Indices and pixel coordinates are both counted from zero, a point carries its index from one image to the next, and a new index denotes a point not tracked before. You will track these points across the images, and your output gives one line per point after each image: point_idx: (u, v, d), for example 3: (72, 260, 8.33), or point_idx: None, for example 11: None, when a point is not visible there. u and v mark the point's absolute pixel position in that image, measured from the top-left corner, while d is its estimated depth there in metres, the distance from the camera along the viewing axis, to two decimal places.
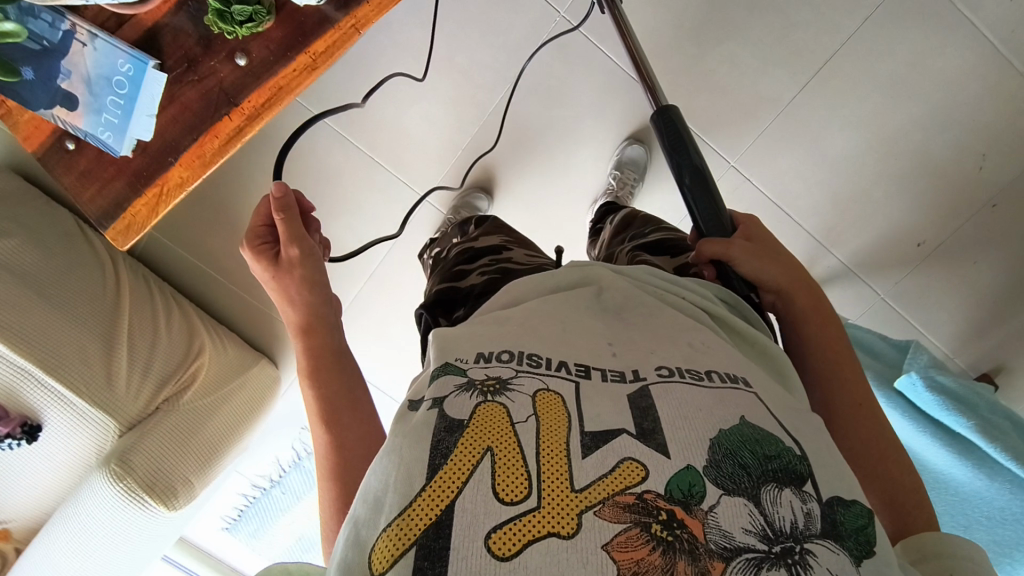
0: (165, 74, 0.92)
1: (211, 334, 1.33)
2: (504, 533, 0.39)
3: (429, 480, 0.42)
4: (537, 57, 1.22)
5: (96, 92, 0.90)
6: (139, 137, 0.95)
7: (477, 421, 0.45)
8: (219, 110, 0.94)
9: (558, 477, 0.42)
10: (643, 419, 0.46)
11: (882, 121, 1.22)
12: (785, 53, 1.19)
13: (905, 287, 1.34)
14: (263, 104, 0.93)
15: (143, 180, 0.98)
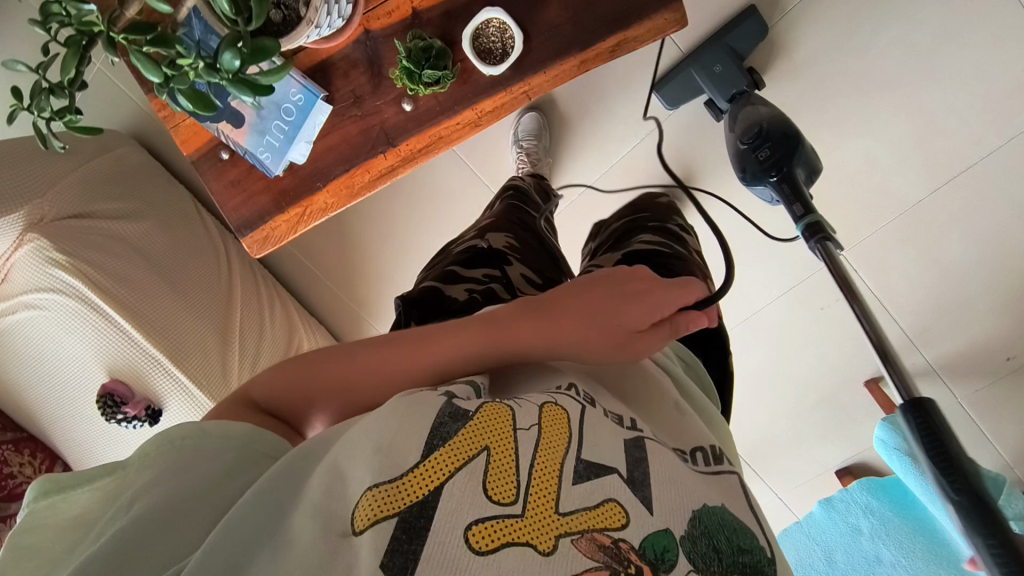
0: (331, 106, 0.94)
1: (305, 331, 1.39)
2: (486, 527, 0.41)
3: (424, 458, 0.44)
4: (672, 119, 1.21)
5: (264, 115, 0.93)
6: (292, 159, 0.98)
7: (482, 413, 0.47)
8: (375, 148, 0.95)
9: (546, 496, 0.44)
10: (635, 466, 0.49)
11: (1006, 240, 1.21)
12: (927, 156, 1.17)
13: (986, 396, 1.34)
14: (422, 149, 0.95)
15: (288, 199, 1.00)
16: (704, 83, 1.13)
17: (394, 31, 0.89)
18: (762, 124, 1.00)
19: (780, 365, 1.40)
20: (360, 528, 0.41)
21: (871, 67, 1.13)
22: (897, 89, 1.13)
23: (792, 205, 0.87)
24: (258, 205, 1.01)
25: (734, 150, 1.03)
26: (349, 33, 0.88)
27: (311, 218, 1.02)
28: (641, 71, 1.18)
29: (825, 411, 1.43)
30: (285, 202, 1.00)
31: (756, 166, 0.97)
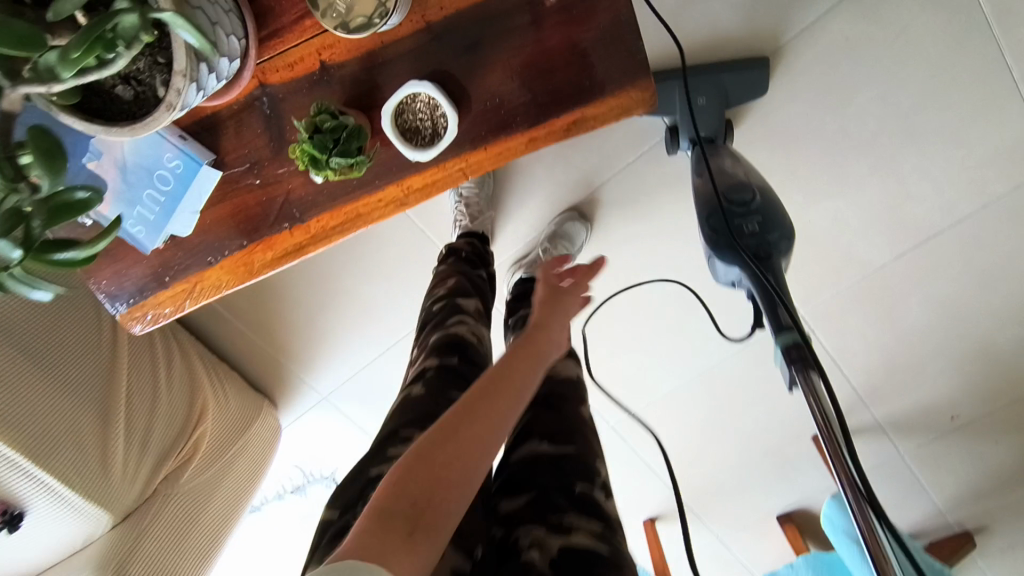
0: (220, 171, 0.77)
1: (212, 387, 1.22)
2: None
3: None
4: (632, 169, 1.07)
5: (131, 183, 0.74)
6: (174, 233, 0.79)
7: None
8: (278, 222, 0.77)
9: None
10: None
11: (961, 305, 1.17)
12: (897, 222, 1.09)
13: (927, 449, 1.35)
14: (336, 225, 0.78)
15: (172, 274, 0.81)
16: (677, 105, 0.98)
17: (300, 85, 0.73)
18: (752, 195, 0.72)
19: (734, 421, 1.34)
20: None
21: (849, 126, 1.02)
22: (874, 151, 1.04)
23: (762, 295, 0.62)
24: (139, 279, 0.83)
25: (704, 203, 0.77)
26: (242, 87, 0.71)
27: (202, 296, 0.83)
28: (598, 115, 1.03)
29: (772, 460, 1.40)
30: (170, 277, 0.81)
31: (725, 230, 0.71)
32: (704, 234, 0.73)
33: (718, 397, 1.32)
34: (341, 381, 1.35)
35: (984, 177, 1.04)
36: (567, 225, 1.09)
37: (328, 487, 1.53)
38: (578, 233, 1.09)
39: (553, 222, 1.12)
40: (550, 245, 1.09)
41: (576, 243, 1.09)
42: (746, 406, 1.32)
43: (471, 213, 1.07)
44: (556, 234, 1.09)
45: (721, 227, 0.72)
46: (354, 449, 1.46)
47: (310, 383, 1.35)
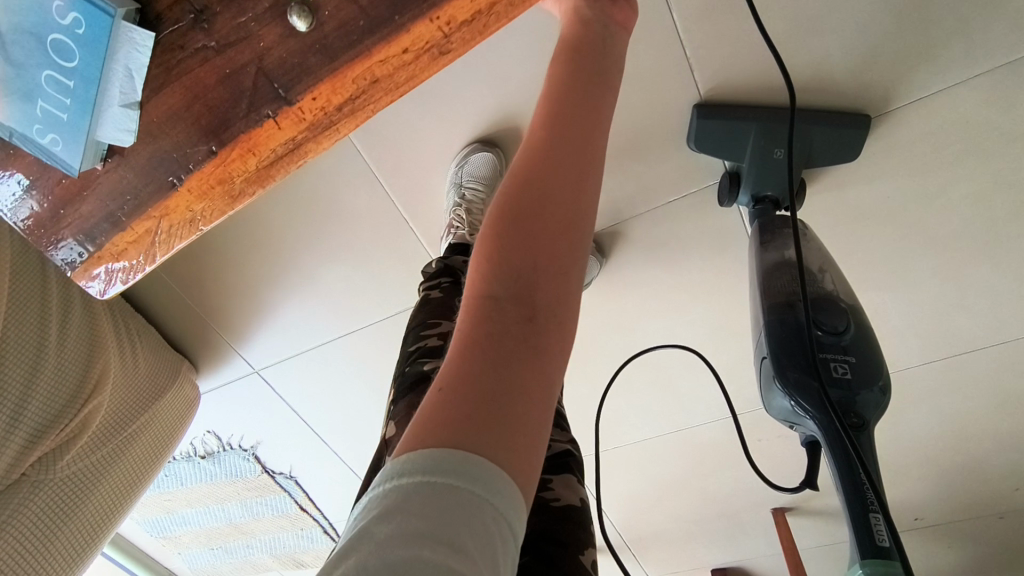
0: (153, 33, 0.46)
1: (119, 347, 1.01)
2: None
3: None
4: (669, 208, 0.89)
5: (24, 63, 0.47)
6: (110, 140, 0.48)
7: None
8: (253, 113, 0.46)
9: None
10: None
11: (966, 422, 1.08)
12: (935, 329, 0.97)
13: None
14: (342, 105, 0.47)
15: (104, 210, 0.50)
16: (745, 157, 0.80)
17: None
18: (844, 326, 0.62)
19: (698, 480, 1.24)
20: None
21: (926, 217, 0.87)
22: (942, 250, 0.89)
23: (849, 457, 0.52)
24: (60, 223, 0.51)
25: (777, 314, 0.65)
26: None
27: (173, 241, 0.53)
28: (649, 139, 0.84)
29: (724, 522, 1.32)
30: (124, 212, 0.50)
31: (804, 364, 0.60)
32: (769, 352, 0.63)
33: (689, 455, 1.21)
34: (277, 359, 1.17)
35: None
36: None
37: (242, 459, 1.35)
38: (590, 268, 0.94)
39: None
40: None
41: (585, 278, 0.94)
42: (714, 468, 1.22)
43: (472, 221, 0.89)
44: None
45: (800, 358, 0.60)
46: (279, 426, 1.29)
47: (240, 353, 1.17)
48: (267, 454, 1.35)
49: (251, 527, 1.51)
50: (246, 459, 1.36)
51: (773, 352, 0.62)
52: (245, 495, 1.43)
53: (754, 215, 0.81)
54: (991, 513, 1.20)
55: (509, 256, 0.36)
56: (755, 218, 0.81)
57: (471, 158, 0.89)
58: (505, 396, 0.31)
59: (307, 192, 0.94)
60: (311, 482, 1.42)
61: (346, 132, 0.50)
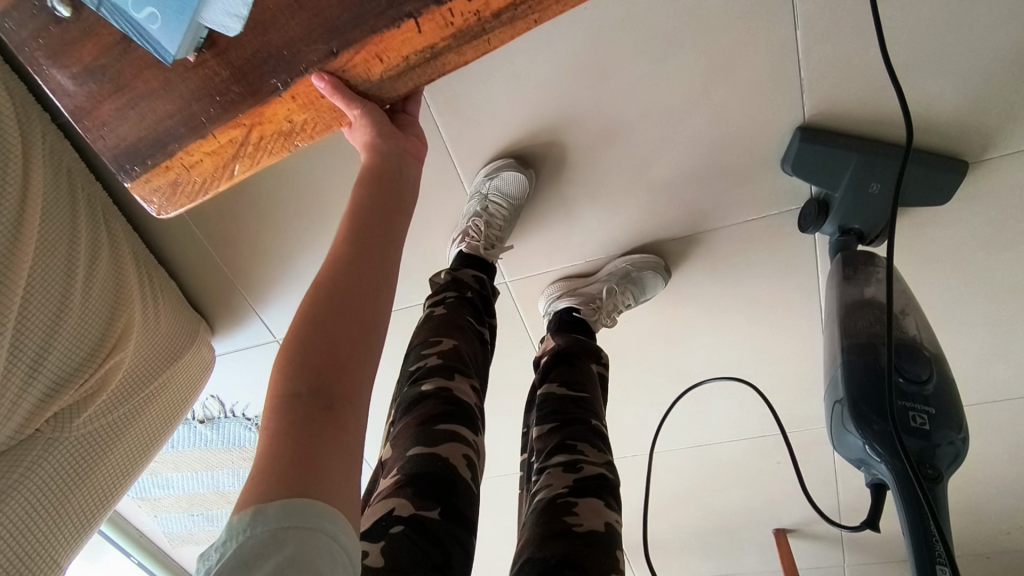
0: None
1: (143, 299, 0.93)
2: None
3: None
4: (746, 228, 0.88)
5: None
6: (219, 23, 0.48)
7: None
8: (393, 9, 0.45)
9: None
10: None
11: (978, 465, 1.12)
12: (972, 375, 0.99)
13: (868, 568, 1.34)
14: (499, 11, 0.44)
15: (195, 110, 0.50)
16: (845, 185, 0.78)
17: None
18: (927, 375, 0.61)
19: (708, 495, 1.25)
20: None
21: (990, 270, 0.88)
22: (998, 301, 0.91)
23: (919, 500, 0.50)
24: (143, 115, 0.51)
25: (855, 356, 0.64)
26: None
27: (261, 151, 0.54)
28: (744, 157, 0.81)
29: (724, 537, 1.33)
30: (210, 117, 0.50)
31: (880, 406, 0.58)
32: (849, 395, 0.61)
33: (706, 470, 1.21)
34: None
35: None
36: (642, 263, 0.90)
37: (243, 429, 1.29)
38: (653, 284, 0.92)
39: (625, 258, 0.91)
40: (621, 283, 0.89)
41: (647, 293, 0.92)
42: (727, 485, 1.23)
43: (491, 236, 0.84)
44: (630, 273, 0.90)
45: (877, 399, 0.59)
46: None
47: (264, 318, 1.11)
48: None
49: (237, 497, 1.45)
50: (246, 429, 1.29)
51: (851, 394, 0.61)
52: (239, 465, 1.35)
53: (835, 245, 0.81)
54: (977, 552, 1.26)
55: (308, 350, 0.38)
56: (834, 250, 0.82)
57: (501, 174, 0.83)
58: (323, 471, 0.34)
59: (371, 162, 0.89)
60: None
61: (495, 43, 0.47)
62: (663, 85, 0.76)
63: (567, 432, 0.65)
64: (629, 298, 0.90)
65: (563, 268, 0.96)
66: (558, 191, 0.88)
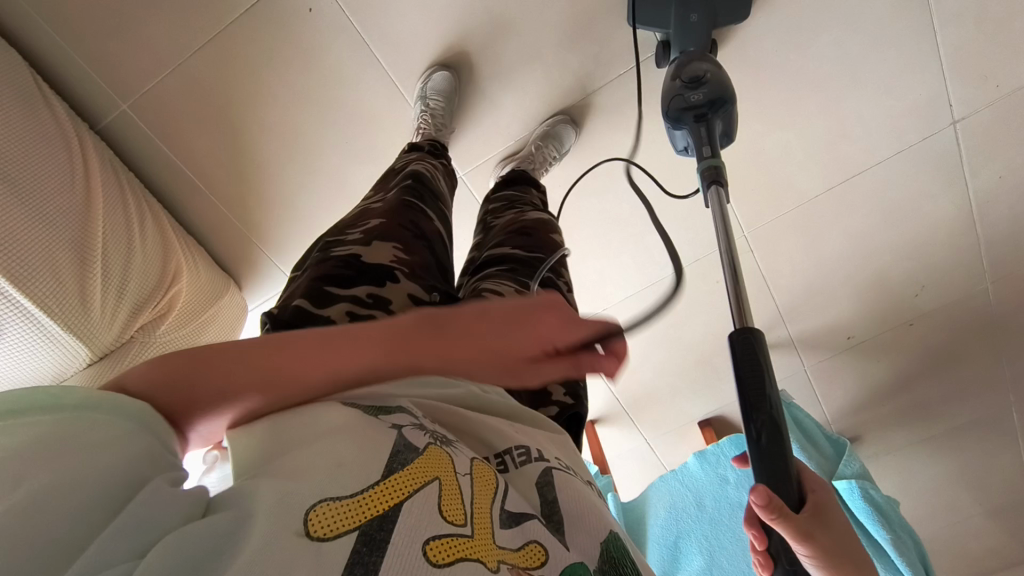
0: None
1: (184, 253, 1.19)
2: (324, 512, 0.37)
3: (382, 479, 0.40)
4: (623, 79, 1.17)
5: None
6: None
7: (431, 453, 0.44)
8: None
9: (485, 528, 0.41)
10: (549, 512, 0.49)
11: (868, 239, 1.39)
12: (829, 157, 1.28)
13: (825, 365, 1.58)
14: None
15: None
16: (671, 24, 1.07)
17: None
18: (705, 70, 0.96)
19: (675, 330, 1.50)
20: (440, 561, 0.36)
21: (807, 65, 1.18)
22: (821, 90, 1.21)
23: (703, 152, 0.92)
24: None
25: (666, 87, 0.99)
26: None
27: None
28: (600, 23, 1.11)
29: (704, 371, 1.57)
30: None
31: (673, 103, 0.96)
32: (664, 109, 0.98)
33: (667, 309, 1.46)
34: None
35: (900, 126, 1.25)
36: (548, 122, 1.19)
37: None
38: (568, 134, 1.19)
39: (543, 124, 1.20)
40: (543, 143, 1.17)
41: (565, 142, 1.18)
42: (687, 317, 1.48)
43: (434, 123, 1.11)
44: (546, 134, 1.18)
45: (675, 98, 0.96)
46: None
47: (279, 266, 1.35)
48: None
49: None
50: None
51: (665, 108, 0.97)
52: None
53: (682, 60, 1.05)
54: (902, 320, 1.52)
55: None
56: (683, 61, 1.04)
57: (432, 78, 1.13)
58: None
59: (333, 101, 1.17)
60: None
61: None
62: None
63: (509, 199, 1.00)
64: (552, 149, 1.17)
65: (500, 151, 1.24)
66: (477, 87, 1.17)
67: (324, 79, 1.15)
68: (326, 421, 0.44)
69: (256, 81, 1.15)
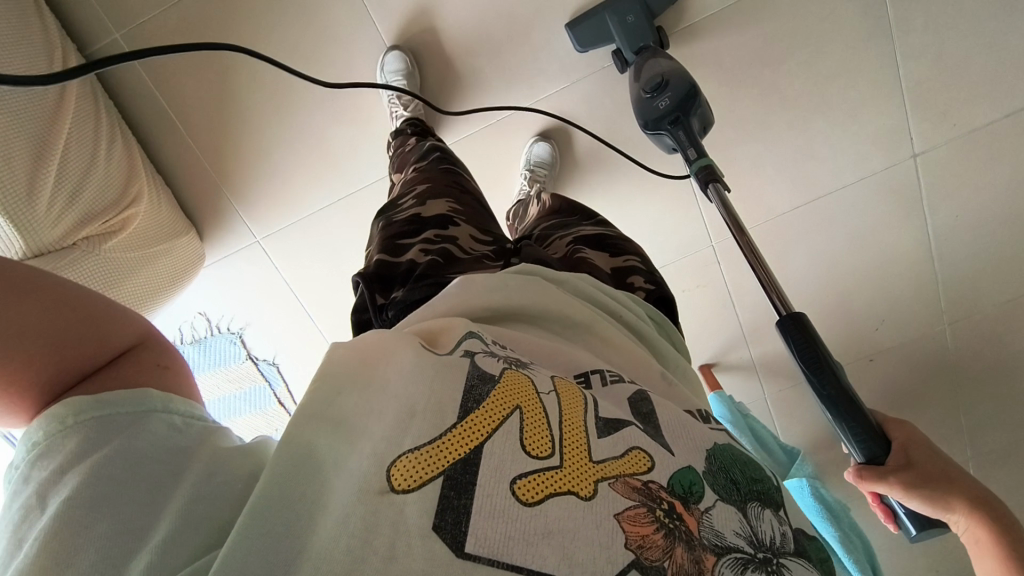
0: None
1: (150, 184, 1.17)
2: (410, 466, 0.39)
3: (462, 422, 0.42)
4: (606, 72, 1.23)
5: None
6: None
7: (509, 381, 0.46)
8: None
9: (577, 447, 0.43)
10: (646, 420, 0.47)
11: (830, 264, 1.43)
12: (797, 178, 1.34)
13: (786, 396, 1.56)
14: None
15: None
16: (614, 33, 1.14)
17: None
18: (661, 76, 0.99)
19: None
20: (530, 499, 0.39)
21: (777, 82, 1.25)
22: (790, 108, 1.27)
23: (688, 153, 0.93)
24: None
25: (635, 100, 1.02)
26: None
27: None
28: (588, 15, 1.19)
29: None
30: None
31: (647, 115, 0.99)
32: (639, 120, 1.00)
33: None
34: (280, 225, 1.33)
35: (863, 153, 1.31)
36: (533, 147, 1.28)
37: (229, 344, 1.44)
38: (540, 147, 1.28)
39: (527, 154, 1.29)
40: (530, 171, 1.25)
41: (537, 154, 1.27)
42: None
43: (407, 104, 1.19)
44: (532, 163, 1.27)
45: (647, 112, 0.98)
46: (272, 306, 1.41)
47: (247, 222, 1.33)
48: (254, 338, 1.44)
49: None
50: (233, 344, 1.44)
51: (641, 119, 1.00)
52: (225, 391, 1.47)
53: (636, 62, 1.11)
54: (863, 354, 1.52)
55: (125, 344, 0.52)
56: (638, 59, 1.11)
57: (387, 58, 1.20)
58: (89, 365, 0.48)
59: (327, 57, 1.21)
60: (292, 374, 1.49)
61: None
62: None
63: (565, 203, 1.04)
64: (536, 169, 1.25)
65: (481, 128, 1.29)
66: (465, 62, 1.23)
67: (322, 35, 1.20)
68: (393, 373, 0.47)
69: (256, 30, 1.19)
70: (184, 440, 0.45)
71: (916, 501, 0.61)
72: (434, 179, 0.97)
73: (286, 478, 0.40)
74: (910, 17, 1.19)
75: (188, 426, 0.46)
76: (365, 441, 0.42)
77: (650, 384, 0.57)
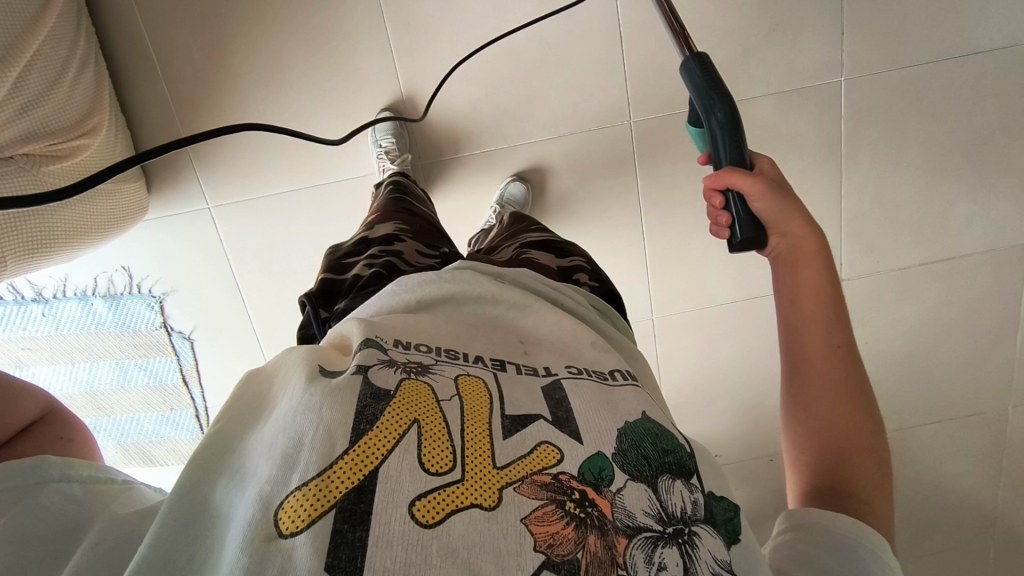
0: None
1: (109, 120, 1.11)
2: (294, 506, 0.35)
3: (352, 446, 0.38)
4: (592, 134, 1.31)
5: None
6: None
7: (407, 394, 0.43)
8: None
9: (481, 454, 0.40)
10: (558, 407, 0.46)
11: (753, 361, 1.51)
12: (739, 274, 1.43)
13: None
14: None
15: None
16: None
17: None
18: None
19: None
20: (429, 523, 0.36)
21: None
22: None
23: None
24: None
25: None
26: None
27: None
28: (586, 80, 1.28)
29: None
30: None
31: None
32: None
33: None
34: (233, 197, 1.29)
35: None
36: (509, 185, 1.31)
37: (145, 308, 1.34)
38: (514, 187, 1.31)
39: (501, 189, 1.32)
40: (500, 206, 1.29)
41: (510, 193, 1.31)
42: None
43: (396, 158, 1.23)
44: (504, 200, 1.31)
45: None
46: (202, 277, 1.34)
47: (203, 185, 1.28)
48: (174, 307, 1.35)
49: (109, 402, 1.38)
50: (149, 309, 1.34)
51: None
52: (125, 355, 1.36)
53: None
54: (765, 454, 1.55)
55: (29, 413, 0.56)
56: None
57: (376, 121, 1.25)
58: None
59: (330, 49, 1.23)
60: (205, 355, 1.39)
61: None
62: (537, 22, 1.24)
63: (518, 219, 1.04)
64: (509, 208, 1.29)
65: (463, 156, 1.32)
66: (464, 91, 1.27)
67: (333, 26, 1.21)
68: (279, 407, 0.43)
69: (269, 3, 1.19)
70: (80, 514, 0.43)
71: (765, 202, 0.67)
72: (385, 208, 0.97)
73: (174, 541, 0.36)
74: (857, 156, 1.35)
75: (88, 496, 0.44)
76: (252, 485, 0.38)
77: (580, 357, 0.55)
